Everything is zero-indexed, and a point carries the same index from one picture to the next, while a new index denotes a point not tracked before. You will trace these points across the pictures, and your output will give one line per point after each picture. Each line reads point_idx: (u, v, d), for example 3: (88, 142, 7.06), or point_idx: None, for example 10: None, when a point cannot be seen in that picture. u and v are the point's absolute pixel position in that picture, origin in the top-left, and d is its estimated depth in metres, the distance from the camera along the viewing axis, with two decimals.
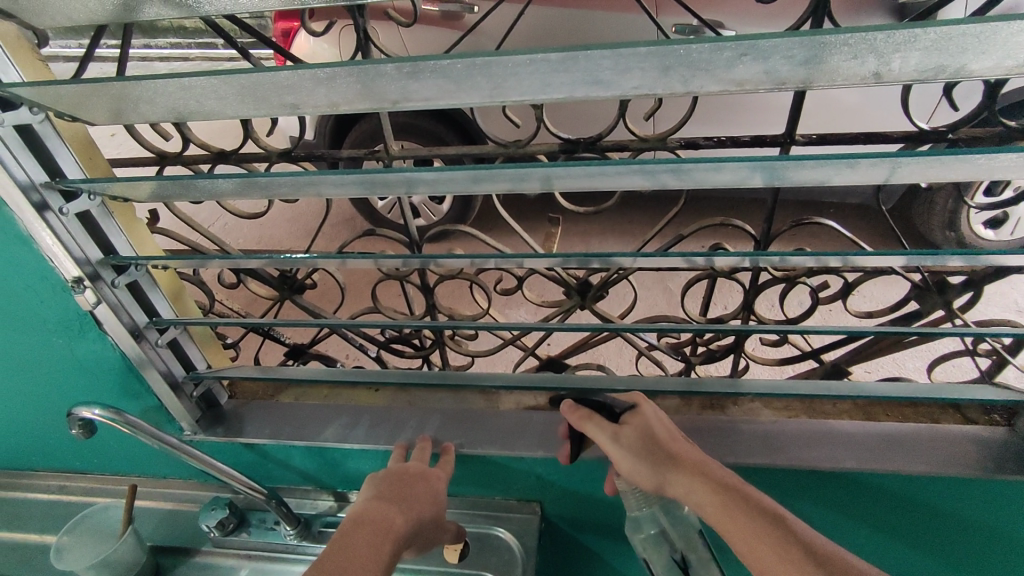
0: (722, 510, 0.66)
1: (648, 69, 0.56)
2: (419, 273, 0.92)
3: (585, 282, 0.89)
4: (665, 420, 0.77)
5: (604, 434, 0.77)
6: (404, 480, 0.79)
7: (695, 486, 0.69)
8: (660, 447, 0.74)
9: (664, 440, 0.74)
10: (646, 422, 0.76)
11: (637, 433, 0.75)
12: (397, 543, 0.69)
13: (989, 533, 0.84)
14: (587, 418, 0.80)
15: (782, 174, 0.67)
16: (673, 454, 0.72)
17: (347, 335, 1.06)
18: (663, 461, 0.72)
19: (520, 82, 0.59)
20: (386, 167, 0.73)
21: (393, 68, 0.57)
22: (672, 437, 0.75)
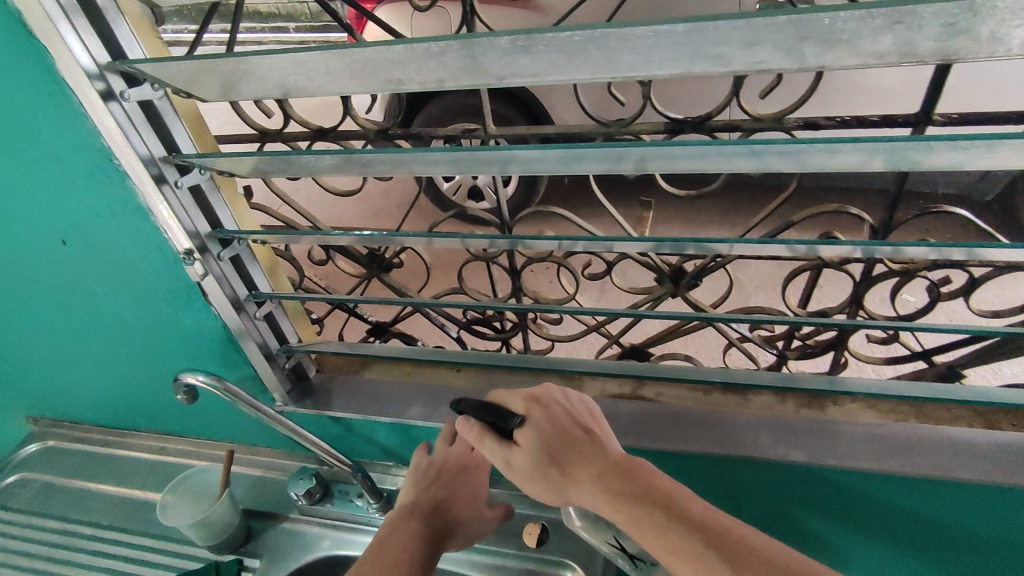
0: (631, 526, 0.64)
1: (782, 40, 0.51)
2: (507, 254, 0.91)
3: (679, 269, 0.86)
4: (558, 424, 0.75)
5: (499, 457, 0.76)
6: (439, 476, 0.86)
7: (598, 498, 0.68)
8: (559, 457, 0.72)
9: (558, 449, 0.73)
10: (534, 431, 0.74)
11: (527, 450, 0.74)
12: (431, 545, 0.80)
13: None
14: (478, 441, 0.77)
15: (915, 158, 0.62)
16: (570, 463, 0.71)
17: (429, 315, 1.07)
18: (557, 476, 0.71)
19: (637, 57, 0.56)
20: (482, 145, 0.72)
21: (506, 41, 0.56)
22: (569, 444, 0.73)
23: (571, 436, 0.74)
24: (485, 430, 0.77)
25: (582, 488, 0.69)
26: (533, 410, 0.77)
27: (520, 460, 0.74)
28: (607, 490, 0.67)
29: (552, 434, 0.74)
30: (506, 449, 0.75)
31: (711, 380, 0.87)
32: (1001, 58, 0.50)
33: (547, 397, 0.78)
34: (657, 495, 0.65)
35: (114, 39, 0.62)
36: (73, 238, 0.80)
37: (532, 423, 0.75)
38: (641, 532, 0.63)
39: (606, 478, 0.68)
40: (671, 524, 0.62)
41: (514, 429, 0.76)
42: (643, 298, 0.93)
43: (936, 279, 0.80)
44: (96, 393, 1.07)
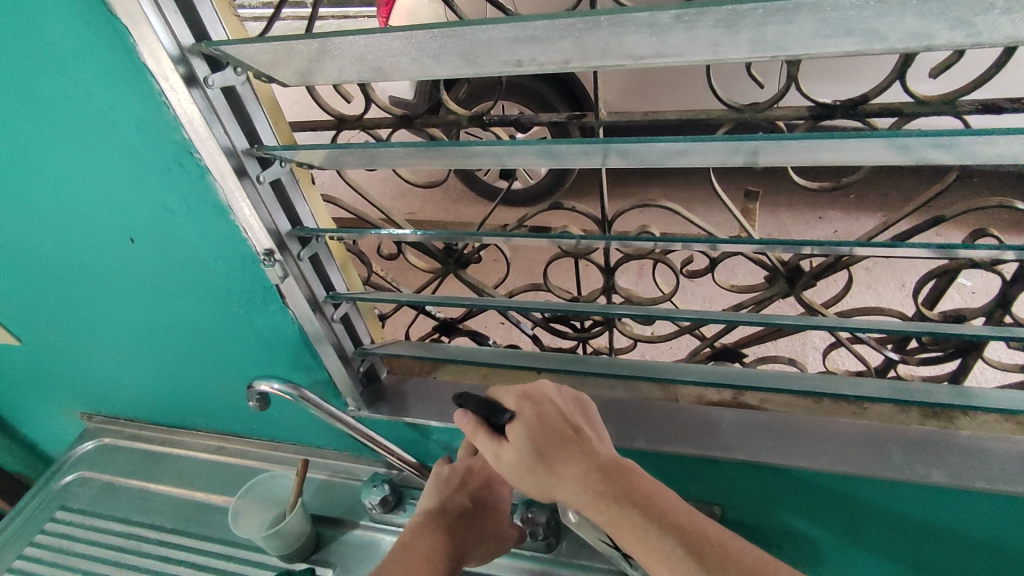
0: (614, 531, 0.59)
1: (1010, 9, 0.43)
2: (601, 252, 0.84)
3: (796, 268, 0.78)
4: (550, 421, 0.67)
5: (489, 454, 0.68)
6: (469, 483, 0.80)
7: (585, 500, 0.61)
8: (549, 456, 0.64)
9: (547, 444, 0.65)
10: (524, 428, 0.66)
11: (517, 447, 0.65)
12: (454, 558, 0.73)
13: None
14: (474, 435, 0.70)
15: None
16: (560, 462, 0.64)
17: (505, 313, 1.00)
18: (545, 475, 0.64)
19: (817, 32, 0.47)
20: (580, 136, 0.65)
21: (662, 15, 0.48)
22: (558, 443, 0.65)
23: (563, 435, 0.66)
24: (479, 426, 0.69)
25: (572, 488, 0.62)
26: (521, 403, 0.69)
27: (508, 455, 0.66)
28: (593, 496, 0.61)
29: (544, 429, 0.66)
30: (495, 445, 0.67)
31: (826, 389, 0.80)
32: None
33: (539, 394, 0.70)
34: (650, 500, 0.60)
35: (197, 18, 0.55)
36: (141, 236, 0.74)
37: (522, 418, 0.67)
38: (620, 534, 0.59)
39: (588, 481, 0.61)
40: (662, 532, 0.58)
41: (505, 425, 0.67)
42: (747, 299, 0.85)
43: None
44: (156, 392, 1.02)
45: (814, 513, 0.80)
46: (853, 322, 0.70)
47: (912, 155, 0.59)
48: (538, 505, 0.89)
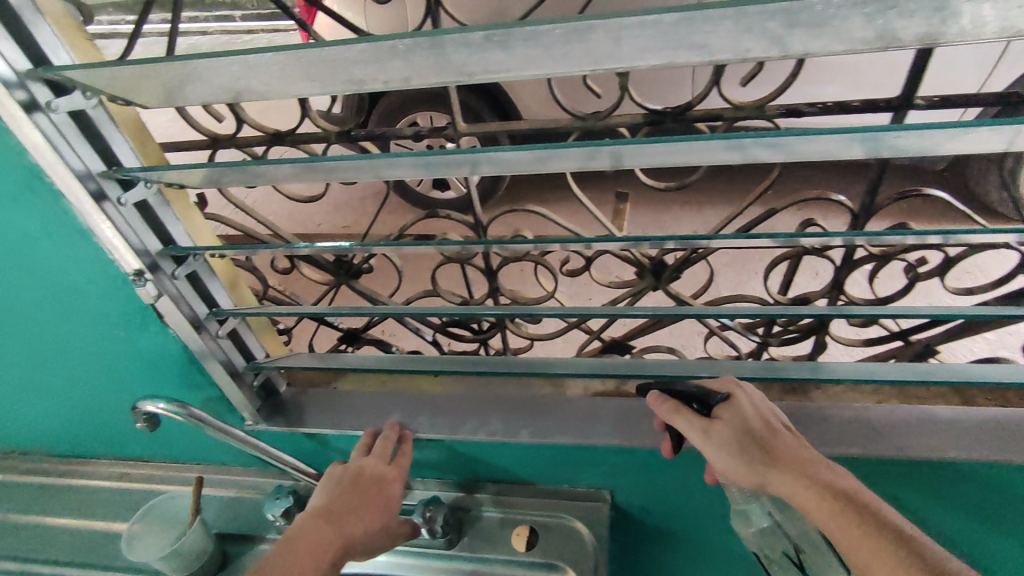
0: (835, 519, 0.62)
1: (770, 30, 0.49)
2: (482, 256, 0.89)
3: (660, 262, 0.84)
4: (757, 408, 0.72)
5: (693, 429, 0.71)
6: (361, 481, 0.81)
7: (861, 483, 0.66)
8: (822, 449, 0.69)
9: (763, 439, 0.69)
10: (746, 412, 0.71)
11: (733, 426, 0.70)
12: (343, 547, 0.74)
13: None
14: (673, 408, 0.72)
15: (897, 145, 0.63)
16: (780, 449, 0.68)
17: (403, 320, 1.03)
18: (772, 460, 0.67)
19: (621, 50, 0.52)
20: (447, 147, 0.70)
21: (480, 36, 0.52)
22: (769, 430, 0.70)
23: (774, 426, 0.70)
24: (681, 403, 0.73)
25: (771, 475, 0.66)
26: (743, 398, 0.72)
27: (718, 434, 0.69)
28: (817, 481, 0.65)
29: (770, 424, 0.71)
30: (705, 419, 0.71)
31: (687, 372, 0.87)
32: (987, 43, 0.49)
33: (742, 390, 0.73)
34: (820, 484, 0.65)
35: (35, 44, 0.56)
36: (8, 263, 0.73)
37: (738, 403, 0.71)
38: (840, 525, 0.62)
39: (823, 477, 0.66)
40: (882, 533, 0.61)
41: (717, 406, 0.72)
42: (623, 293, 0.91)
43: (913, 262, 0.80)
44: (48, 421, 0.99)
45: (691, 487, 0.87)
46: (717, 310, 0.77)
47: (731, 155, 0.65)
48: (436, 505, 0.91)
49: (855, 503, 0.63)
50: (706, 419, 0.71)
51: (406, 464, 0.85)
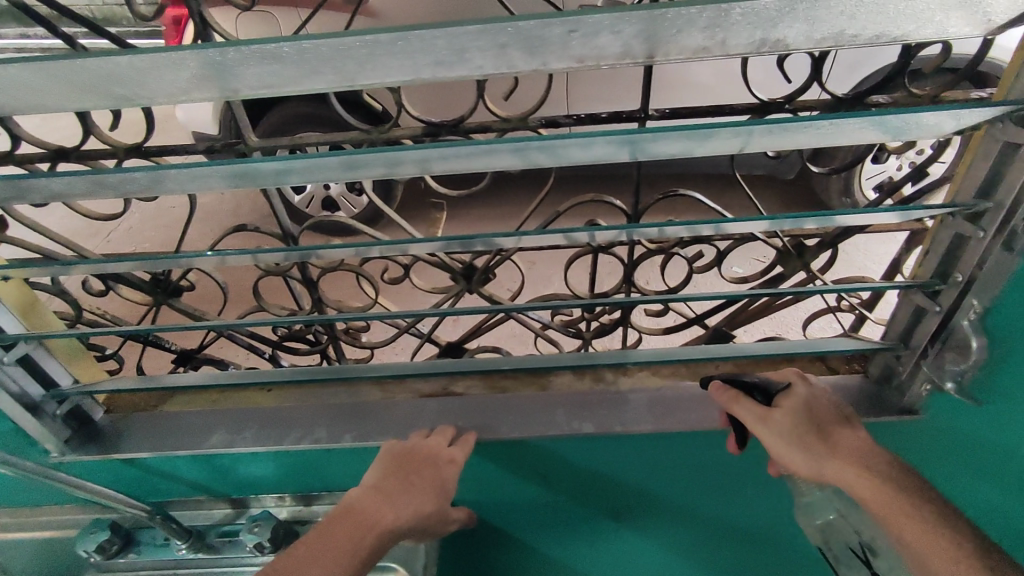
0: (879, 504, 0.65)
1: (483, 51, 0.56)
2: (299, 267, 0.91)
3: (470, 266, 0.89)
4: (819, 397, 0.77)
5: (754, 417, 0.75)
6: (408, 462, 0.80)
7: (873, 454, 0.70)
8: (857, 432, 0.73)
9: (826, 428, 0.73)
10: (800, 399, 0.76)
11: (790, 413, 0.74)
12: (382, 537, 0.71)
13: None
14: (736, 400, 0.77)
15: (643, 148, 0.73)
16: (836, 436, 0.72)
17: (235, 337, 1.02)
18: (819, 449, 0.71)
19: (362, 65, 0.57)
20: (246, 158, 0.73)
21: (218, 54, 0.56)
22: (831, 418, 0.75)
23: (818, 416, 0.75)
24: (740, 394, 0.77)
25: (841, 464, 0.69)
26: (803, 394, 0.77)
27: (780, 424, 0.74)
28: (869, 468, 0.68)
29: (833, 412, 0.75)
30: (765, 408, 0.75)
31: (502, 367, 0.93)
32: (672, 60, 0.58)
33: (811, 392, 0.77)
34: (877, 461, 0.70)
35: None
36: None
37: (798, 392, 0.77)
38: (880, 506, 0.66)
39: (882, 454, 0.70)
40: (922, 515, 0.64)
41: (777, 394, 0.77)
42: (444, 297, 0.95)
43: (689, 255, 0.90)
44: None
45: (515, 477, 0.92)
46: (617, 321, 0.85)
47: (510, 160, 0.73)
48: (265, 521, 0.90)
49: (899, 483, 0.66)
50: (767, 407, 0.75)
51: (463, 453, 0.84)
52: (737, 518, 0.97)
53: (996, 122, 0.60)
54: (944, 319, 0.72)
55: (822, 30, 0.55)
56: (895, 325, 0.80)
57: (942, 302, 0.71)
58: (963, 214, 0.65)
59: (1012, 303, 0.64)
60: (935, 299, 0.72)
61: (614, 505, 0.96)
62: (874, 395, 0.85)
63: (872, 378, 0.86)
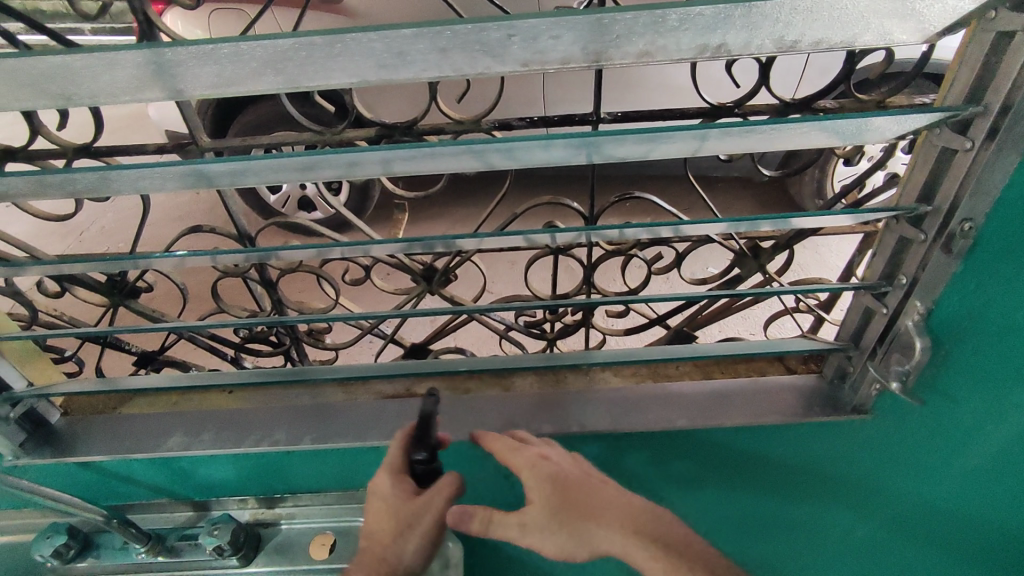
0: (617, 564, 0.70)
1: (426, 53, 0.56)
2: (258, 268, 0.90)
3: (430, 267, 0.89)
4: (575, 461, 0.78)
5: (377, 490, 0.75)
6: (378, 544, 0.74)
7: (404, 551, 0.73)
8: (404, 534, 0.73)
9: (577, 495, 0.74)
10: (436, 493, 0.74)
11: (429, 505, 0.73)
12: None
13: (813, 470, 0.89)
14: (393, 467, 0.75)
15: (597, 150, 0.73)
16: (594, 499, 0.74)
17: (196, 339, 1.01)
18: (572, 517, 0.73)
19: (304, 67, 0.57)
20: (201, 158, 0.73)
21: (160, 53, 0.56)
22: (573, 483, 0.75)
23: (581, 485, 0.75)
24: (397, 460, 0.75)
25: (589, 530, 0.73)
26: (453, 473, 0.75)
27: (537, 491, 0.74)
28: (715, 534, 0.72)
29: (402, 505, 0.73)
30: (396, 483, 0.74)
31: (460, 369, 0.93)
32: (615, 65, 0.59)
33: (458, 481, 0.75)
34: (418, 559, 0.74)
35: None
36: None
37: (444, 487, 0.75)
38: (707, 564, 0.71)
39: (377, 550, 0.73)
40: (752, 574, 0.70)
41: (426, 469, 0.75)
42: (406, 298, 0.95)
43: (648, 257, 0.91)
44: None
45: (477, 478, 0.92)
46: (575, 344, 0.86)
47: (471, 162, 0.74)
48: (223, 524, 0.89)
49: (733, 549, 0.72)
50: (401, 484, 0.74)
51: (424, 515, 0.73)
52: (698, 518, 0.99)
53: (934, 129, 0.60)
54: (890, 320, 0.73)
55: (760, 36, 0.56)
56: (845, 327, 0.81)
57: (888, 303, 0.72)
58: (905, 217, 0.66)
59: (954, 304, 0.68)
60: (881, 301, 0.73)
61: None
62: (830, 394, 0.86)
63: (827, 378, 0.88)
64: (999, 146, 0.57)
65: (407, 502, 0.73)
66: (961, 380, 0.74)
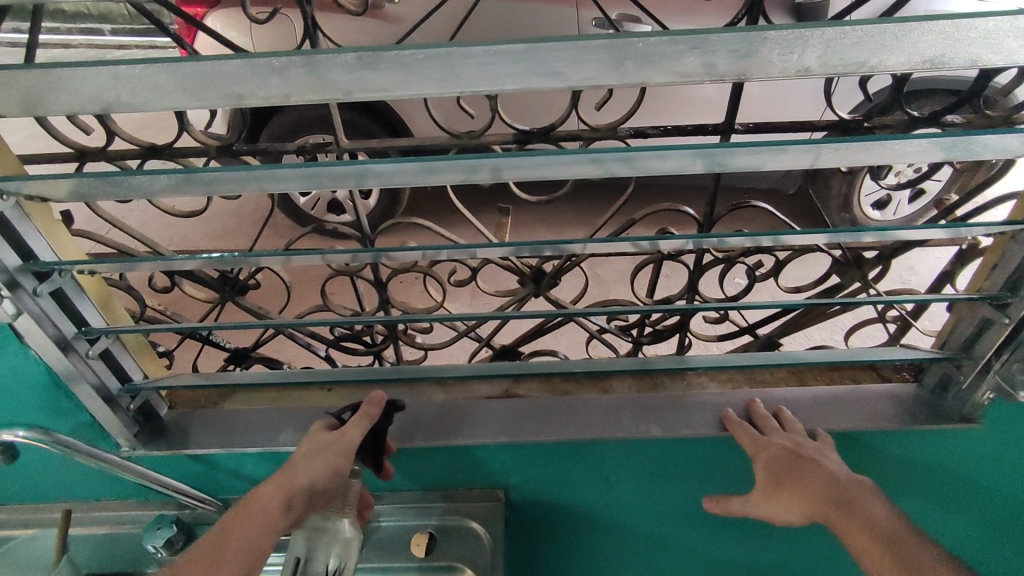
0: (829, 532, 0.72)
1: (601, 63, 0.58)
2: (371, 268, 0.92)
3: (539, 270, 0.92)
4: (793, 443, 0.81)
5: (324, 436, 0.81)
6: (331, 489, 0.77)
7: (308, 472, 0.74)
8: (314, 454, 0.76)
9: (801, 465, 0.78)
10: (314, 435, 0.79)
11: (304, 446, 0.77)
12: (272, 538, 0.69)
13: (918, 471, 0.90)
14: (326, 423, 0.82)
15: (721, 162, 0.75)
16: (802, 474, 0.77)
17: (295, 336, 1.04)
18: (780, 489, 0.77)
19: (480, 74, 0.60)
20: (334, 159, 0.74)
21: (350, 57, 0.58)
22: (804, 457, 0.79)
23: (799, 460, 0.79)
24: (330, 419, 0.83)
25: (778, 500, 0.78)
26: (365, 418, 0.79)
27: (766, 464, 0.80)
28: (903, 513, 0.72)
29: (316, 441, 0.78)
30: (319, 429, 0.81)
31: (578, 370, 0.94)
32: (774, 78, 0.61)
33: (357, 426, 0.78)
34: (328, 480, 0.75)
35: None
36: None
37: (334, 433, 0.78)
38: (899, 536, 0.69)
39: (281, 473, 0.73)
40: None
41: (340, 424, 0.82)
42: (509, 300, 0.98)
43: (751, 264, 0.93)
44: None
45: (578, 477, 0.94)
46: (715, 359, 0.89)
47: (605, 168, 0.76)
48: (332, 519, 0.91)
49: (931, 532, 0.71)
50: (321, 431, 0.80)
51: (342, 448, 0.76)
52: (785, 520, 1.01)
53: None
54: (1012, 330, 0.76)
55: (924, 53, 0.58)
56: (958, 334, 0.84)
57: (1010, 313, 0.75)
58: None
59: None
60: (1003, 311, 0.76)
61: (670, 507, 0.98)
62: (931, 403, 0.88)
63: (927, 387, 0.90)
64: None
65: (337, 437, 0.77)
66: None
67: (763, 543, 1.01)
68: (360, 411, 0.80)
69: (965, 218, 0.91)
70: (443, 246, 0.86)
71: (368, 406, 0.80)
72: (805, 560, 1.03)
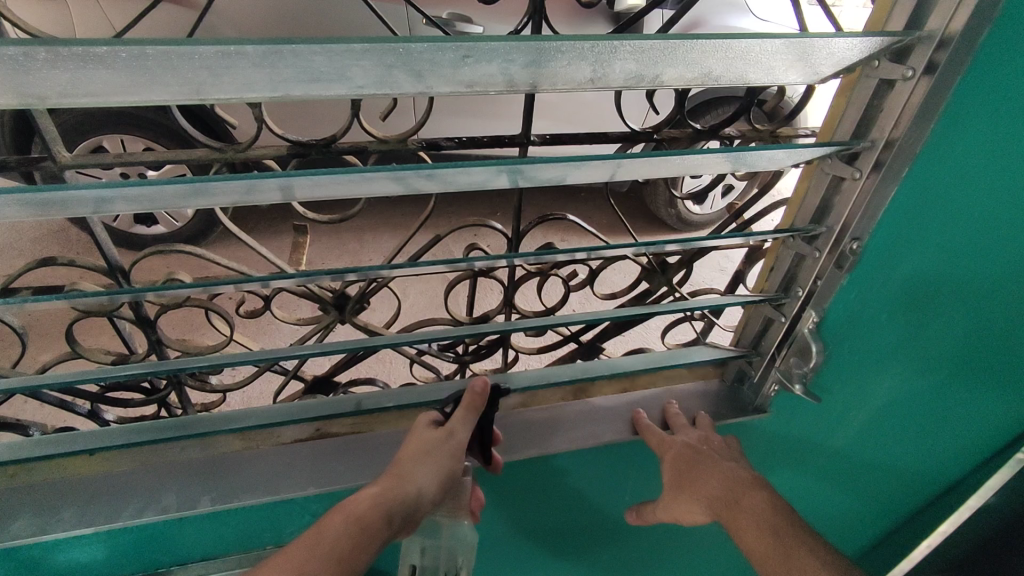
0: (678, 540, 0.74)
1: (367, 69, 0.51)
2: (132, 306, 0.78)
3: (343, 295, 0.85)
4: (687, 443, 0.83)
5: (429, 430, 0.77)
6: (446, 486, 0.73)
7: (416, 479, 0.70)
8: (424, 459, 0.72)
9: (689, 469, 0.80)
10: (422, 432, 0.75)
11: (417, 443, 0.74)
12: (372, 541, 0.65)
13: None
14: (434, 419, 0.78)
15: (525, 175, 0.67)
16: (694, 477, 0.79)
17: (40, 394, 0.85)
18: (675, 488, 0.80)
19: (220, 80, 0.49)
20: (40, 184, 0.53)
21: (14, 53, 0.41)
22: (696, 457, 0.80)
23: (695, 458, 0.80)
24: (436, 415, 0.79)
25: (681, 498, 0.80)
26: (472, 407, 0.77)
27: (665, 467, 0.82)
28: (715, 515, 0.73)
29: (424, 440, 0.74)
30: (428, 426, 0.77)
31: (388, 404, 0.85)
32: (560, 88, 0.58)
33: (465, 418, 0.76)
34: (435, 486, 0.72)
35: None
36: None
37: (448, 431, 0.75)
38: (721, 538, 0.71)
39: (388, 479, 0.70)
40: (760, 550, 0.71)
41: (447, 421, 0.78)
42: (313, 329, 0.89)
43: (565, 275, 0.92)
44: None
45: None
46: (547, 376, 0.87)
47: (407, 186, 0.65)
48: None
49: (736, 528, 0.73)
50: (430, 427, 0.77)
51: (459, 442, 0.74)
52: (613, 523, 1.03)
53: (825, 159, 0.68)
54: (789, 327, 0.83)
55: (696, 70, 0.58)
56: (747, 335, 0.90)
57: (787, 312, 0.82)
58: (801, 236, 0.75)
59: (837, 311, 0.78)
60: (781, 310, 0.83)
61: (500, 530, 0.95)
62: (731, 396, 0.95)
63: (729, 381, 0.96)
64: (883, 176, 0.65)
65: (446, 436, 0.74)
66: (842, 370, 0.86)
67: (586, 544, 1.04)
68: (463, 403, 0.77)
69: (749, 224, 0.99)
70: (232, 276, 0.68)
71: (472, 395, 0.77)
72: (615, 553, 1.09)
